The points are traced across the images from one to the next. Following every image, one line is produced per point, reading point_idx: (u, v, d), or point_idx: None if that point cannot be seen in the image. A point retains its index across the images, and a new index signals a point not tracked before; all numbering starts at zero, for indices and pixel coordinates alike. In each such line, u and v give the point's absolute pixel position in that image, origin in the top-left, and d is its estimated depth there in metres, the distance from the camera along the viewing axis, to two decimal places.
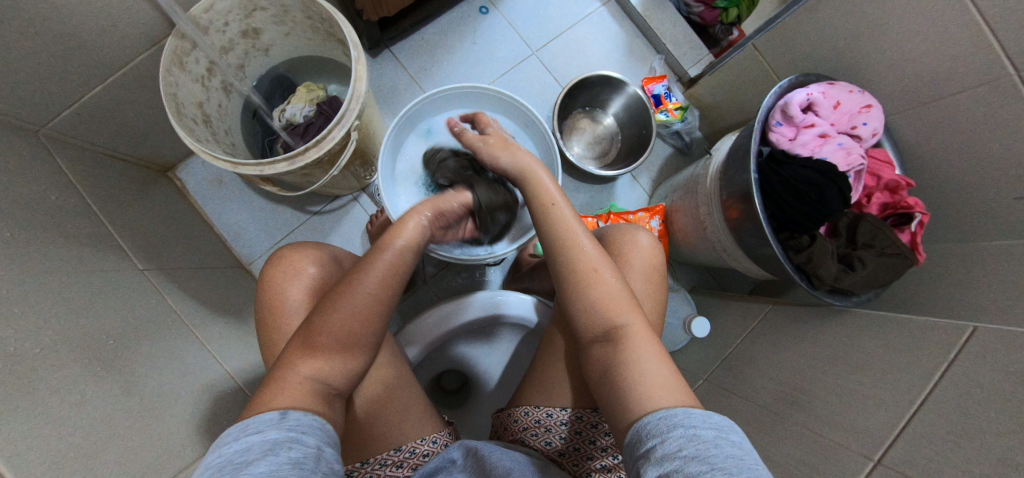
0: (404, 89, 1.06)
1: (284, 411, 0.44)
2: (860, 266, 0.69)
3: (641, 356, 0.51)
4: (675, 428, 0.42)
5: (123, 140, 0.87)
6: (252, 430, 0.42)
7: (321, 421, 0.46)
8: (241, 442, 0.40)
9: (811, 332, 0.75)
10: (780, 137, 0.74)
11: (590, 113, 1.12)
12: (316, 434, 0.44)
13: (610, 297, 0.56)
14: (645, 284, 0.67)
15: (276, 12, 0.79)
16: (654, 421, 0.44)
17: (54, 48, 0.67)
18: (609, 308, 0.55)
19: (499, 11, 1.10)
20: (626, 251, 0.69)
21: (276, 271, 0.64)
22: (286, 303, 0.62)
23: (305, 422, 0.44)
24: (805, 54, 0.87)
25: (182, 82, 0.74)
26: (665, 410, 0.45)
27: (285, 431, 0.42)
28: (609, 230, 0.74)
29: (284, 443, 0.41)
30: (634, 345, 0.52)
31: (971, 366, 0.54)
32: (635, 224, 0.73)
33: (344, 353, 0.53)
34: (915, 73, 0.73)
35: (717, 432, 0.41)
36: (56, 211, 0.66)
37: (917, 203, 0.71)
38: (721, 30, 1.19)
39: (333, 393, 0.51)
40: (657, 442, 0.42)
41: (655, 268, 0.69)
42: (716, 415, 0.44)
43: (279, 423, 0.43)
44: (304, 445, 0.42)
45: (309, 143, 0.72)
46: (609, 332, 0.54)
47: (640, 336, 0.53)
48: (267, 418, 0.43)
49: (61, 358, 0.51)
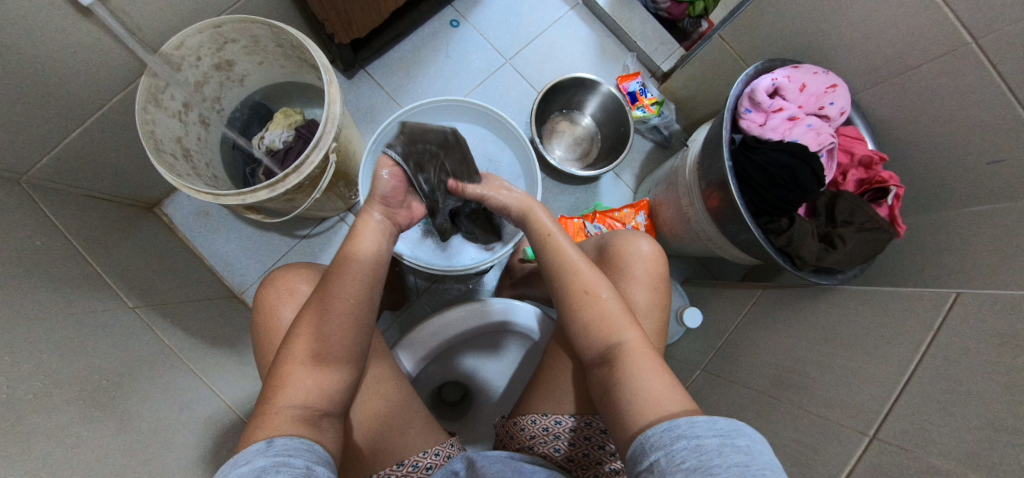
0: (382, 107, 1.07)
1: (270, 439, 0.45)
2: (840, 243, 0.69)
3: (639, 371, 0.51)
4: (677, 440, 0.42)
5: (105, 181, 0.88)
6: (240, 463, 0.41)
7: (309, 443, 0.46)
8: (229, 475, 0.40)
9: (801, 314, 0.75)
10: (751, 124, 0.74)
11: (568, 115, 1.14)
12: (304, 455, 0.44)
13: (605, 317, 0.56)
14: (649, 293, 0.67)
15: (247, 43, 0.80)
16: (658, 434, 0.44)
17: (32, 95, 0.68)
18: (603, 328, 0.56)
19: (469, 23, 1.12)
20: (629, 261, 0.69)
21: (270, 294, 0.65)
22: (279, 325, 0.63)
23: (292, 446, 0.45)
24: (770, 40, 0.88)
25: (160, 120, 0.74)
26: (670, 421, 0.45)
27: (273, 456, 0.42)
28: (609, 239, 0.74)
29: (272, 468, 0.41)
30: (632, 361, 0.52)
31: (956, 333, 0.54)
32: (635, 231, 0.74)
33: (331, 370, 0.53)
34: (879, 49, 0.74)
35: (722, 439, 0.40)
36: (43, 255, 0.66)
37: (891, 177, 0.71)
38: (690, 23, 1.21)
39: (319, 416, 0.50)
40: (661, 454, 0.42)
41: (659, 275, 0.69)
42: (721, 420, 0.42)
43: (265, 451, 0.43)
44: (293, 466, 0.42)
45: (288, 168, 0.73)
46: (607, 352, 0.55)
47: (637, 351, 0.53)
48: (254, 449, 0.43)
49: (55, 400, 0.52)
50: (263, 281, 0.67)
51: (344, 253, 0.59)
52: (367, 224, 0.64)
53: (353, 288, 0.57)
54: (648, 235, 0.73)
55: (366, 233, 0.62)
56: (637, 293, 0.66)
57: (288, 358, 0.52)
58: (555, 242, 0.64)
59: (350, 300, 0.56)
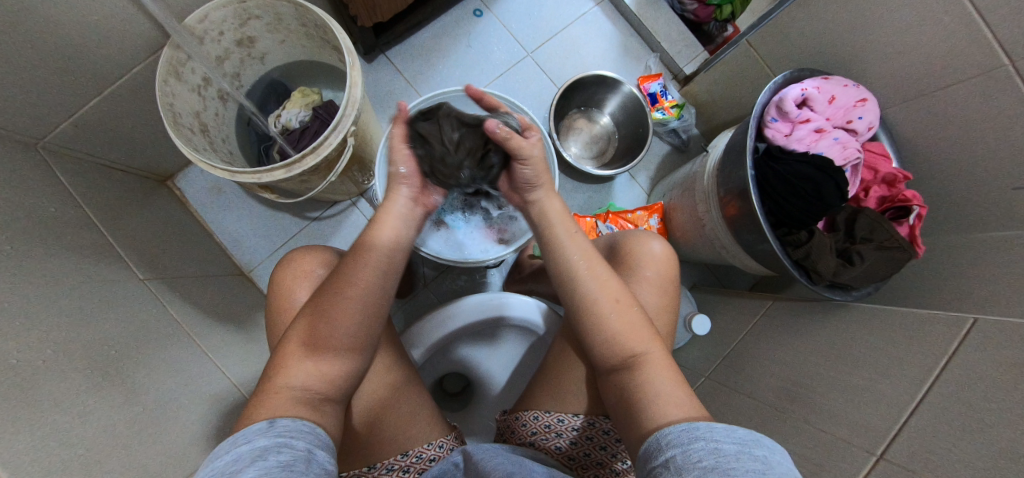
0: (401, 93, 1.06)
1: (272, 419, 0.45)
2: (858, 260, 0.68)
3: (658, 383, 0.51)
4: (696, 440, 0.42)
5: (121, 151, 0.87)
6: (243, 441, 0.42)
7: (310, 425, 0.46)
8: (231, 453, 0.40)
9: (810, 328, 0.75)
10: (775, 133, 0.73)
11: (586, 113, 1.13)
12: (305, 437, 0.44)
13: (629, 328, 0.55)
14: (657, 296, 0.67)
15: (270, 21, 0.79)
16: (676, 432, 0.44)
17: (53, 61, 0.67)
18: (628, 337, 0.54)
19: (493, 14, 1.10)
20: (642, 262, 0.68)
21: (286, 273, 0.64)
22: (292, 304, 0.62)
23: (293, 428, 0.45)
24: (799, 50, 0.87)
25: (179, 93, 0.74)
26: (688, 424, 0.45)
27: (275, 437, 0.43)
28: (622, 238, 0.74)
29: (273, 448, 0.41)
30: (653, 373, 0.52)
31: (972, 360, 0.53)
32: (648, 231, 0.73)
33: (328, 357, 0.51)
34: (911, 66, 0.72)
35: (740, 447, 0.40)
36: (55, 222, 0.66)
37: (914, 196, 0.70)
38: (715, 27, 1.20)
39: (322, 399, 0.50)
40: (678, 452, 0.42)
41: (670, 279, 0.69)
42: (740, 430, 0.43)
43: (267, 431, 0.43)
44: (294, 449, 0.42)
45: (307, 149, 0.72)
46: (626, 361, 0.54)
47: (658, 365, 0.53)
48: (256, 427, 0.44)
49: (64, 368, 0.52)
50: (281, 260, 0.67)
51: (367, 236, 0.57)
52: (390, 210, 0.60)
53: (365, 274, 0.54)
54: (660, 235, 0.73)
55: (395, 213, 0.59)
56: (645, 295, 0.66)
57: (292, 340, 0.51)
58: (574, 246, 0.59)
59: (365, 288, 0.53)
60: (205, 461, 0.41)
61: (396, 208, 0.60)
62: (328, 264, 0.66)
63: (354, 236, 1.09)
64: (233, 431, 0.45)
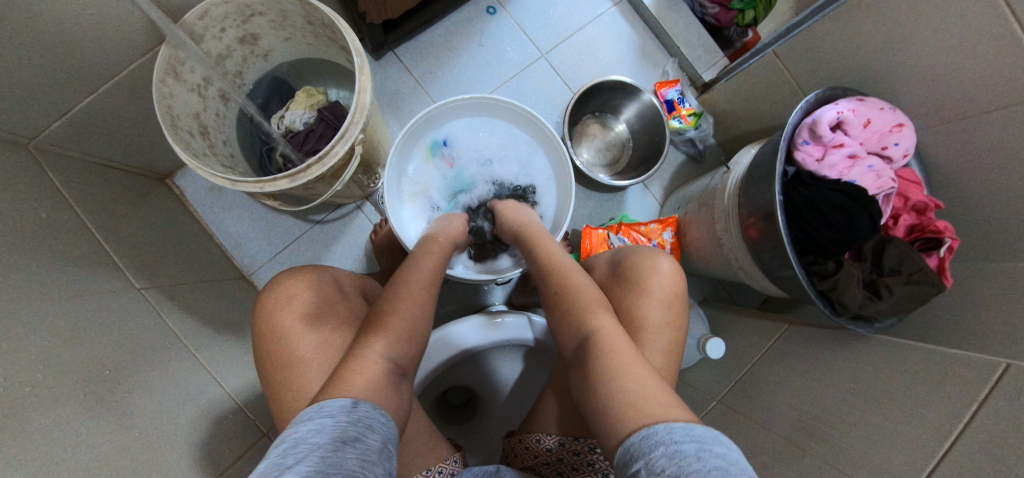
0: (409, 94, 1.02)
1: (357, 400, 0.46)
2: (886, 293, 0.65)
3: (610, 359, 0.51)
4: (656, 447, 0.41)
5: (116, 150, 0.83)
6: (325, 415, 0.44)
7: (386, 417, 0.47)
8: (314, 424, 0.43)
9: (830, 357, 0.72)
10: (806, 157, 0.69)
11: (600, 119, 1.09)
12: (380, 430, 0.45)
13: (585, 310, 0.59)
14: (662, 312, 0.65)
15: (275, 18, 0.75)
16: (637, 442, 0.42)
17: (42, 58, 0.63)
18: (581, 321, 0.58)
19: (507, 12, 1.06)
20: (644, 275, 0.67)
21: (271, 298, 0.61)
22: (280, 327, 0.59)
23: (373, 414, 0.46)
24: (828, 65, 0.83)
25: (177, 93, 0.70)
26: (646, 428, 0.43)
27: (355, 423, 0.44)
28: (626, 256, 0.72)
29: (352, 435, 0.43)
30: (604, 348, 0.53)
31: (1006, 409, 0.51)
32: (655, 248, 0.72)
33: (401, 347, 0.55)
34: (950, 88, 0.69)
35: (700, 445, 0.40)
36: (47, 231, 0.63)
37: (947, 228, 0.66)
38: (736, 31, 1.15)
39: (399, 378, 0.53)
40: (642, 464, 0.41)
41: (676, 294, 0.67)
42: (699, 427, 0.42)
43: (352, 412, 0.45)
44: (368, 441, 0.44)
45: (312, 158, 0.68)
46: (582, 342, 0.56)
47: (609, 338, 0.54)
48: (341, 404, 0.46)
49: (56, 395, 0.49)
50: (268, 282, 0.63)
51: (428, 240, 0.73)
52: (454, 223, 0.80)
53: (423, 282, 0.63)
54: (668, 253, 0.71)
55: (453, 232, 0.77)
56: (649, 311, 0.65)
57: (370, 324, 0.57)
58: (549, 249, 0.71)
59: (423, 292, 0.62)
60: (291, 422, 0.44)
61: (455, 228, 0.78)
62: (320, 291, 0.63)
63: (358, 240, 1.06)
64: (317, 398, 0.47)
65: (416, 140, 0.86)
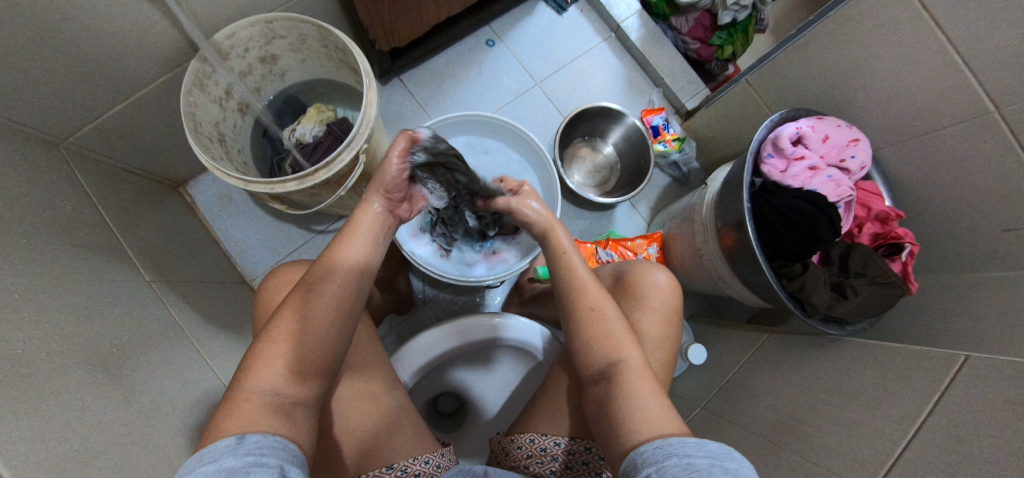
0: (412, 115, 1.10)
1: (242, 435, 0.42)
2: (852, 294, 0.69)
3: (636, 391, 0.52)
4: (669, 457, 0.42)
5: (138, 156, 0.90)
6: (207, 460, 0.39)
7: (283, 442, 0.44)
8: (194, 473, 0.37)
9: (806, 360, 0.75)
10: (772, 169, 0.76)
11: (590, 142, 1.16)
12: (277, 454, 0.42)
13: (608, 334, 0.57)
14: (660, 325, 0.67)
15: (294, 41, 0.83)
16: (649, 451, 0.44)
17: (83, 68, 0.71)
18: (606, 345, 0.57)
19: (505, 44, 1.16)
20: (645, 291, 0.70)
21: (273, 282, 0.66)
22: (276, 312, 0.63)
23: (264, 444, 0.42)
24: (796, 90, 0.91)
25: (202, 103, 0.77)
26: (661, 440, 0.45)
27: (244, 456, 0.40)
28: (627, 268, 0.75)
29: (241, 468, 0.38)
30: (630, 378, 0.53)
31: (964, 397, 0.54)
32: (654, 262, 0.75)
33: (299, 367, 0.50)
34: (903, 109, 0.76)
35: (712, 461, 0.40)
36: (71, 220, 0.68)
37: (906, 234, 0.72)
38: (717, 66, 1.25)
39: (292, 404, 0.48)
40: (652, 470, 0.42)
41: (675, 308, 0.69)
42: (712, 444, 0.43)
43: (236, 449, 0.40)
44: (266, 466, 0.40)
45: (320, 163, 0.75)
46: (606, 368, 0.56)
47: (636, 370, 0.54)
48: (224, 444, 0.41)
49: (66, 361, 0.52)
50: (274, 269, 0.68)
51: (331, 255, 0.56)
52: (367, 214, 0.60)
53: (346, 277, 0.55)
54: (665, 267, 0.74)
55: (364, 227, 0.59)
56: (648, 323, 0.67)
57: (269, 338, 0.50)
58: (566, 259, 0.64)
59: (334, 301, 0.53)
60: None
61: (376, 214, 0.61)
62: None
63: None
64: (196, 450, 0.41)
65: None
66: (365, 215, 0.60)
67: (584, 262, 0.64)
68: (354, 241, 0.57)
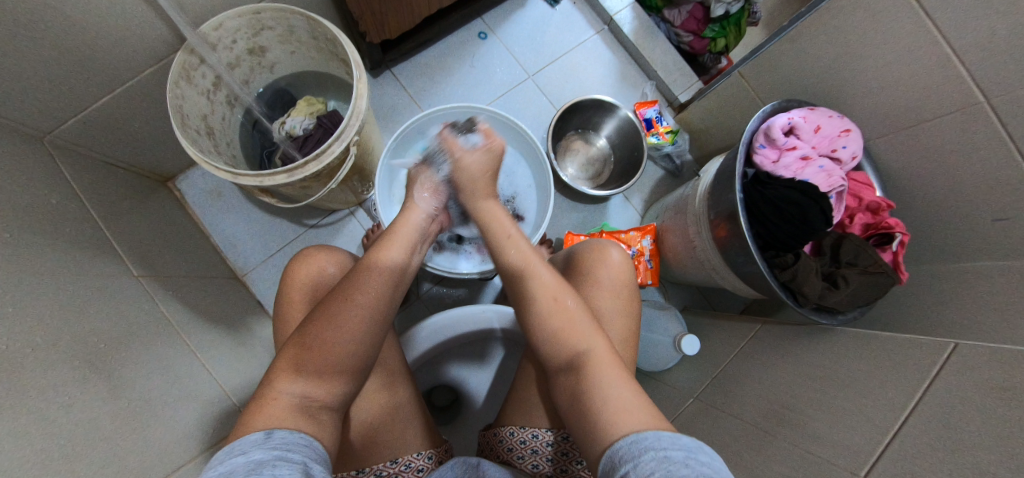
0: (404, 108, 1.09)
1: (270, 430, 0.44)
2: (843, 284, 0.70)
3: (605, 379, 0.51)
4: (645, 452, 0.42)
5: (124, 150, 0.89)
6: (238, 452, 0.41)
7: (307, 439, 0.45)
8: (225, 465, 0.39)
9: (798, 350, 0.76)
10: (764, 159, 0.76)
11: (583, 135, 1.16)
12: (302, 451, 0.43)
13: (570, 324, 0.56)
14: (614, 302, 0.67)
15: (282, 32, 0.82)
16: (625, 447, 0.44)
17: (67, 60, 0.69)
18: (572, 336, 0.55)
19: (497, 37, 1.15)
20: (596, 269, 0.70)
21: (298, 266, 0.65)
22: (302, 298, 0.63)
23: (290, 441, 0.44)
24: (788, 82, 0.91)
25: (188, 96, 0.76)
26: (634, 435, 0.44)
27: (271, 450, 0.41)
28: (579, 249, 0.75)
29: (269, 462, 0.40)
30: (598, 368, 0.52)
31: (953, 384, 0.54)
32: (606, 239, 0.74)
33: (324, 368, 0.51)
34: (894, 100, 0.76)
35: (686, 453, 0.41)
36: (56, 214, 0.67)
37: (897, 224, 0.73)
38: (710, 58, 1.25)
39: (318, 407, 0.50)
40: (629, 467, 0.41)
41: (625, 284, 0.69)
42: (684, 438, 0.43)
43: (264, 443, 0.42)
44: (291, 462, 0.41)
45: (310, 156, 0.74)
46: (572, 359, 0.54)
47: (603, 358, 0.53)
48: (253, 438, 0.42)
49: (53, 357, 0.52)
50: (298, 254, 0.68)
51: (372, 258, 0.59)
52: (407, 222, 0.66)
53: (378, 282, 0.57)
54: (619, 245, 0.74)
55: (404, 235, 0.64)
56: (603, 302, 0.67)
57: (299, 341, 0.51)
58: (512, 246, 0.63)
59: (369, 302, 0.55)
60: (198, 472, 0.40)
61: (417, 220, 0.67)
62: (340, 266, 0.67)
63: (350, 245, 1.10)
64: (227, 441, 0.43)
65: (407, 146, 0.93)
66: (409, 221, 0.66)
67: (531, 249, 0.63)
68: (394, 248, 0.61)
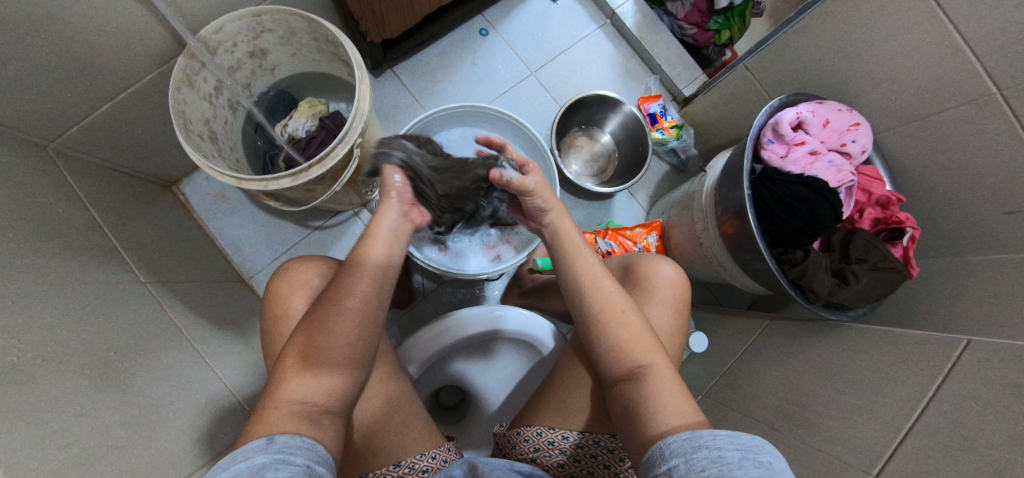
0: (406, 107, 1.08)
1: (271, 436, 0.44)
2: (854, 280, 0.69)
3: (665, 396, 0.52)
4: (699, 449, 0.42)
5: (128, 156, 0.89)
6: (240, 459, 0.40)
7: (310, 441, 0.46)
8: (228, 471, 0.39)
9: (807, 347, 0.75)
10: (772, 155, 0.75)
11: (587, 131, 1.15)
12: (305, 453, 0.44)
13: (634, 337, 0.56)
14: (670, 316, 0.67)
15: (283, 34, 0.82)
16: (679, 442, 0.44)
17: (68, 68, 0.69)
18: (635, 348, 0.55)
19: (499, 33, 1.14)
20: (653, 283, 0.69)
21: (283, 281, 0.65)
22: (289, 312, 0.63)
23: (293, 444, 0.44)
24: (794, 75, 0.90)
25: (190, 101, 0.75)
26: (691, 433, 0.45)
27: (273, 454, 0.41)
28: (634, 260, 0.75)
29: (271, 466, 0.40)
30: (658, 385, 0.53)
31: (966, 381, 0.54)
32: (658, 254, 0.74)
33: (325, 368, 0.51)
34: (904, 92, 0.74)
35: (744, 454, 0.40)
36: (62, 223, 0.67)
37: (908, 218, 0.72)
38: (714, 51, 1.24)
39: (320, 412, 0.49)
40: (680, 462, 0.43)
41: (680, 299, 0.69)
42: (744, 436, 0.42)
43: (266, 448, 0.42)
44: (292, 464, 0.41)
45: (313, 159, 0.73)
46: (634, 371, 0.54)
47: (663, 375, 0.54)
48: (255, 444, 0.43)
49: (64, 367, 0.52)
50: (280, 267, 0.68)
51: (354, 257, 0.56)
52: (382, 218, 0.59)
53: (367, 282, 0.55)
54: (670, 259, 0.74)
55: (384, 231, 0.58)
56: (658, 315, 0.67)
57: (291, 352, 0.51)
58: (582, 259, 0.60)
59: (361, 301, 0.53)
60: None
61: (389, 216, 0.59)
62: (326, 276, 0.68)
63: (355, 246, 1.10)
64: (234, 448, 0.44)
65: None
66: (382, 221, 0.58)
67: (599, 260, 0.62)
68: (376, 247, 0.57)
